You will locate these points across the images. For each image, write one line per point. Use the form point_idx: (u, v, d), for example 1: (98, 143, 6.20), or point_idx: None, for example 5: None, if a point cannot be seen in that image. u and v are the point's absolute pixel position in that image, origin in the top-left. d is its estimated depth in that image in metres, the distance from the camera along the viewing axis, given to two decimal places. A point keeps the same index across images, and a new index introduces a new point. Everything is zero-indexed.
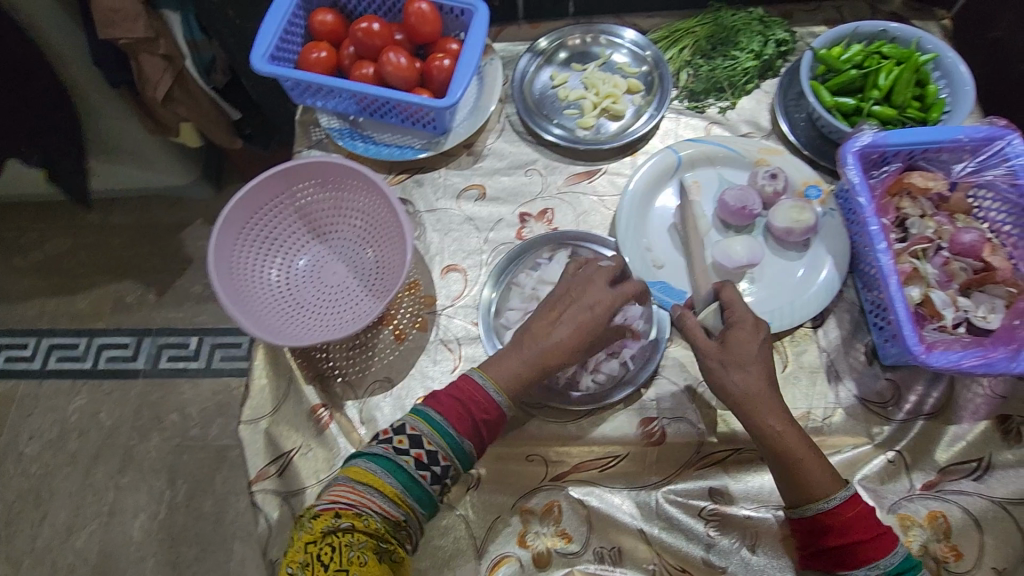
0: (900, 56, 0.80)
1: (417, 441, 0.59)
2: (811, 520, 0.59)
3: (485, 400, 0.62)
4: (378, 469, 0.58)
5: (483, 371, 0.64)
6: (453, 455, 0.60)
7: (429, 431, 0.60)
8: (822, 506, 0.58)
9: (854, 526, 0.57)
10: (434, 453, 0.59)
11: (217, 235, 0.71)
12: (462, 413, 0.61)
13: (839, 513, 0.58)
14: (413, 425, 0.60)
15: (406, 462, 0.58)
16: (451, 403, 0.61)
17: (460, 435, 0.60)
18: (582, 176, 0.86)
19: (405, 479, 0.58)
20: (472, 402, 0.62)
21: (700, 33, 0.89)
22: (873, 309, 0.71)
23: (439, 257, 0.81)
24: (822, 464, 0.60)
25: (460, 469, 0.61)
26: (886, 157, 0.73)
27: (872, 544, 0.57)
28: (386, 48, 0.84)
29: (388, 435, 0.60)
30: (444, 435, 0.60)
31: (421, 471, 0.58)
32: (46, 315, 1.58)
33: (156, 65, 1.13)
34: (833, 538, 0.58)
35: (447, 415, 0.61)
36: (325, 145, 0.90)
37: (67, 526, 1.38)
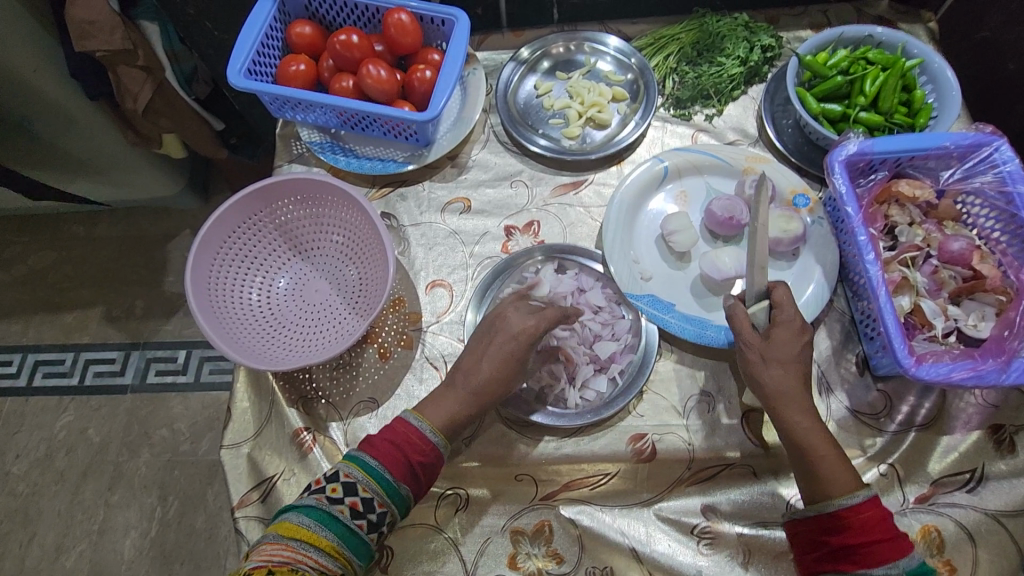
0: (885, 62, 0.79)
1: (352, 488, 0.56)
2: (828, 517, 0.55)
3: (421, 441, 0.60)
4: (309, 522, 0.54)
5: (418, 413, 0.62)
6: (390, 501, 0.57)
7: (363, 477, 0.57)
8: (843, 501, 0.55)
9: (874, 526, 0.54)
10: (369, 500, 0.56)
11: (194, 258, 0.70)
12: (398, 457, 0.59)
13: (858, 510, 0.54)
14: (347, 471, 0.57)
15: (341, 510, 0.55)
16: (386, 446, 0.59)
17: (397, 479, 0.58)
18: (568, 187, 0.84)
19: (339, 530, 0.54)
20: (408, 444, 0.59)
21: (686, 40, 0.88)
22: (864, 319, 0.70)
23: (424, 272, 0.80)
24: (844, 464, 0.58)
25: (396, 515, 0.58)
26: (873, 165, 0.72)
27: (891, 545, 0.53)
28: (366, 60, 0.83)
29: (320, 485, 0.57)
30: (381, 481, 0.57)
31: (358, 520, 0.55)
32: (31, 331, 1.55)
33: (135, 78, 1.11)
34: (846, 537, 0.54)
35: (382, 459, 0.58)
36: (307, 159, 0.89)
37: (56, 546, 1.36)
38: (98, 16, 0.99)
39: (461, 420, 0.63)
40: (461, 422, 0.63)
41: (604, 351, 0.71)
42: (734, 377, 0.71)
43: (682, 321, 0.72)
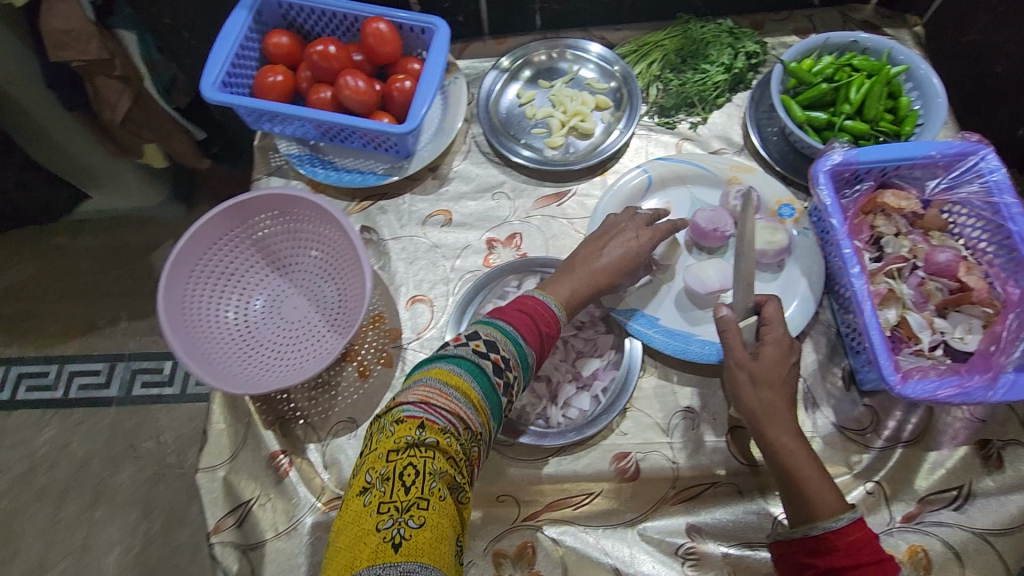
0: (871, 69, 0.78)
1: (494, 346, 0.54)
2: (810, 539, 0.54)
3: (548, 314, 0.60)
4: (462, 371, 0.51)
5: (544, 291, 0.62)
6: (523, 364, 0.55)
7: (503, 338, 0.55)
8: (829, 524, 0.53)
9: (859, 550, 0.51)
10: (509, 357, 0.54)
11: (166, 278, 0.68)
12: (531, 323, 0.58)
13: (842, 533, 0.52)
14: (487, 331, 0.55)
15: (488, 364, 0.52)
16: (521, 314, 0.58)
17: (528, 344, 0.56)
18: (551, 199, 0.83)
19: (486, 384, 0.52)
20: (539, 316, 0.59)
21: (670, 46, 0.87)
22: (850, 332, 0.69)
23: (404, 287, 0.78)
24: (831, 484, 0.56)
25: (520, 386, 0.56)
26: (858, 175, 0.71)
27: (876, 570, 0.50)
28: (343, 71, 0.81)
29: (461, 341, 0.54)
30: (517, 343, 0.55)
31: (498, 377, 0.53)
32: (13, 344, 1.53)
33: (113, 87, 1.09)
34: (831, 559, 0.52)
35: (517, 325, 0.57)
36: (285, 172, 0.87)
37: (39, 563, 1.34)
38: (72, 25, 0.97)
39: (580, 301, 0.64)
40: (579, 304, 0.65)
41: (587, 369, 0.70)
42: (719, 393, 0.70)
43: (666, 336, 0.70)
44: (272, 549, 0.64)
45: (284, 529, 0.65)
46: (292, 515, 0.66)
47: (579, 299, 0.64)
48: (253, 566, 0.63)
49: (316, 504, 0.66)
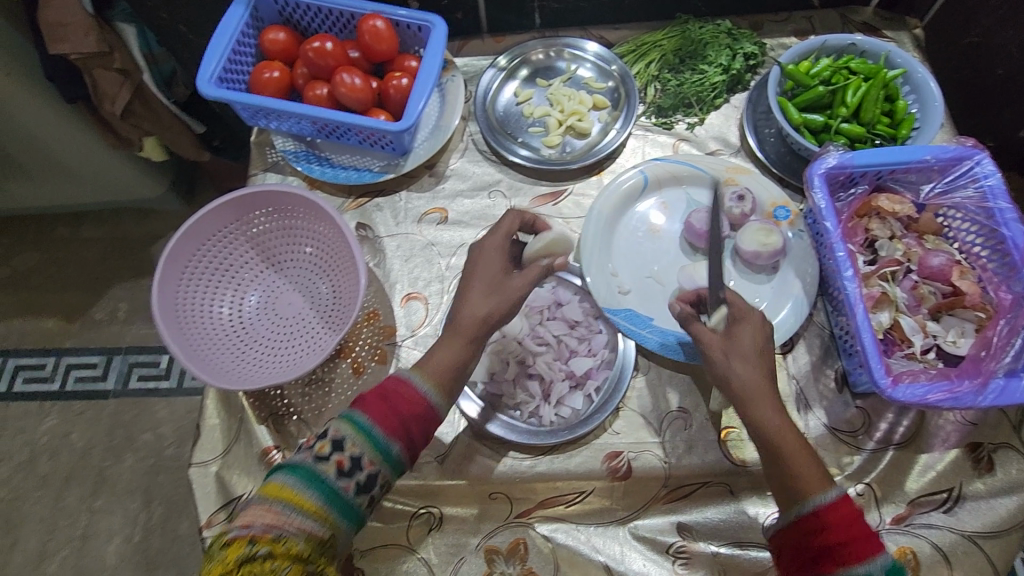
0: (868, 72, 0.77)
1: (339, 445, 0.51)
2: (802, 521, 0.51)
3: (412, 393, 0.55)
4: (296, 483, 0.49)
5: (415, 368, 0.57)
6: (380, 460, 0.52)
7: (352, 434, 0.52)
8: (820, 500, 0.51)
9: (846, 526, 0.50)
10: (357, 457, 0.51)
11: (159, 274, 0.68)
12: (390, 411, 0.53)
13: (831, 510, 0.51)
14: (337, 428, 0.52)
15: (328, 469, 0.50)
16: (379, 399, 0.54)
17: (389, 437, 0.52)
18: (547, 198, 0.83)
19: (326, 491, 0.49)
20: (398, 398, 0.54)
21: (668, 47, 0.87)
22: (843, 334, 0.69)
23: (400, 285, 0.79)
24: (813, 462, 0.54)
25: (388, 479, 0.53)
26: (853, 178, 0.71)
27: (863, 543, 0.50)
28: (340, 68, 0.81)
29: (309, 443, 0.52)
30: (370, 439, 0.52)
31: (344, 481, 0.50)
32: (12, 335, 1.53)
33: (111, 80, 1.09)
34: (822, 537, 0.51)
35: (372, 414, 0.53)
36: (281, 168, 0.87)
37: (38, 553, 1.34)
38: (71, 18, 0.97)
39: (457, 371, 0.58)
40: (460, 374, 0.59)
41: (581, 367, 0.69)
42: (712, 394, 0.70)
43: (660, 337, 0.70)
44: None
45: None
46: None
47: (454, 367, 0.58)
48: None
49: None
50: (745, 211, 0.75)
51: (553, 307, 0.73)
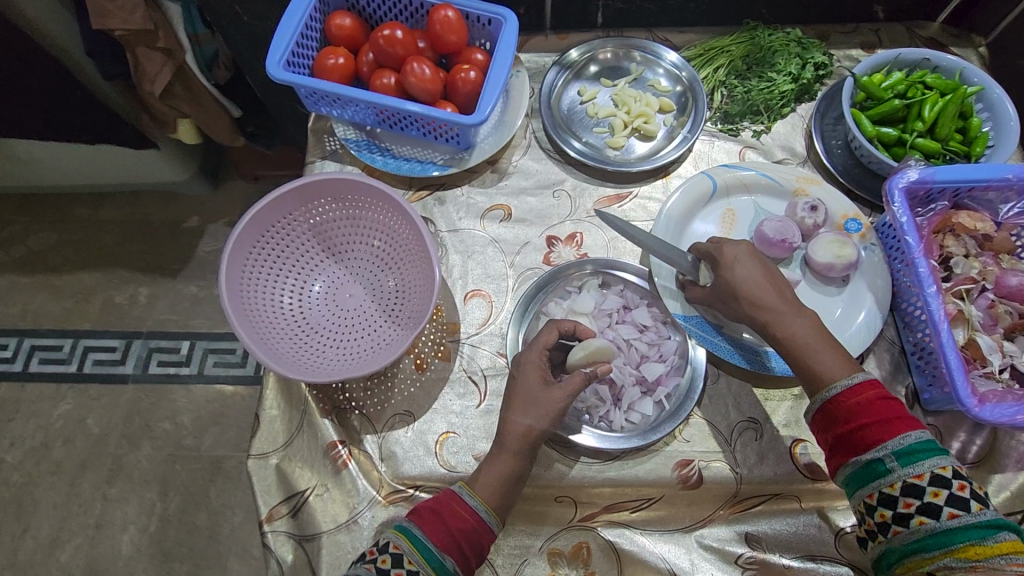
0: (943, 87, 0.77)
1: (399, 560, 0.53)
2: (822, 410, 0.58)
3: (464, 510, 0.57)
4: None
5: (464, 483, 0.59)
6: (436, 574, 0.54)
7: (411, 548, 0.54)
8: (827, 394, 0.57)
9: (862, 409, 0.55)
10: (413, 572, 0.53)
11: (226, 260, 0.66)
12: (440, 525, 0.56)
13: (848, 396, 0.56)
14: (395, 542, 0.55)
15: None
16: (434, 517, 0.56)
17: (441, 551, 0.55)
18: (611, 200, 0.82)
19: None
20: (450, 514, 0.57)
21: (736, 53, 0.86)
22: (917, 350, 0.69)
23: (462, 281, 0.77)
24: (841, 353, 0.59)
25: None
26: (932, 194, 0.70)
27: (880, 425, 0.55)
28: (409, 58, 0.80)
29: (371, 557, 0.54)
30: (427, 553, 0.54)
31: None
32: (29, 314, 1.50)
33: (154, 60, 1.06)
34: (839, 425, 0.57)
35: (427, 529, 0.55)
36: (340, 156, 0.85)
37: (52, 538, 1.31)
38: None
39: (509, 481, 0.60)
40: (512, 493, 0.60)
41: (652, 373, 0.69)
42: (783, 404, 0.69)
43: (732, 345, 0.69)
44: (327, 541, 0.63)
45: (343, 522, 0.64)
46: (351, 507, 0.65)
47: (506, 485, 0.59)
48: (307, 556, 0.62)
49: (377, 497, 0.65)
50: (817, 222, 0.74)
51: (623, 311, 0.72)
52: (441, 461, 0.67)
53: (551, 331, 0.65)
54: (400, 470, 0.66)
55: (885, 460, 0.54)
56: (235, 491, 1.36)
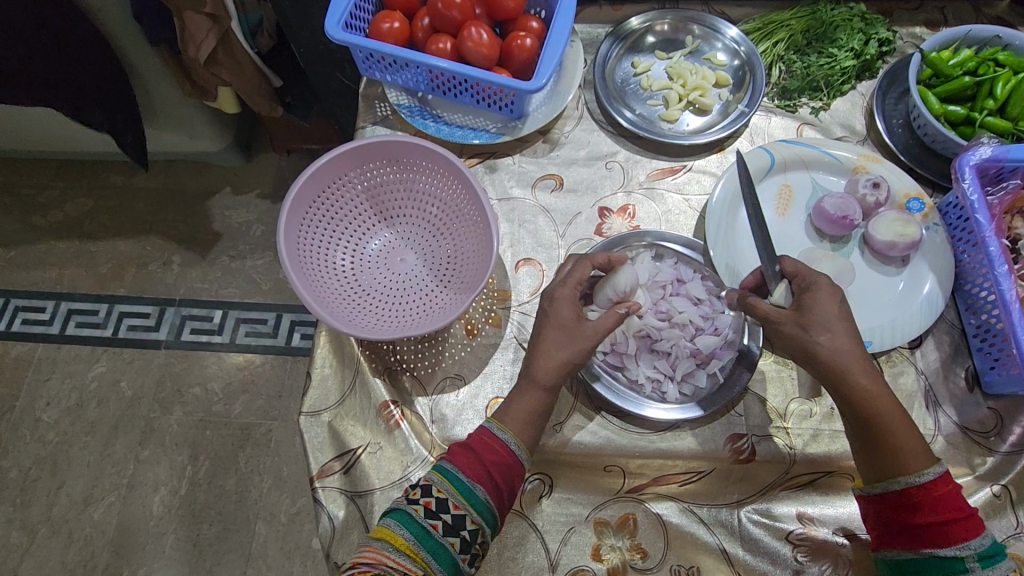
0: (1016, 65, 0.75)
1: (429, 490, 0.55)
2: (902, 494, 0.54)
3: (498, 446, 0.58)
4: (391, 522, 0.54)
5: (495, 418, 0.60)
6: (466, 503, 0.55)
7: (440, 479, 0.56)
8: (913, 479, 0.53)
9: (944, 503, 0.52)
10: (444, 500, 0.55)
11: (285, 213, 0.66)
12: (472, 457, 0.57)
13: (929, 488, 0.53)
14: (426, 475, 0.57)
15: (417, 510, 0.54)
16: (464, 451, 0.58)
17: (472, 481, 0.56)
18: (665, 172, 0.81)
19: (417, 530, 0.53)
20: (484, 450, 0.58)
21: (796, 27, 0.85)
22: (979, 332, 0.68)
23: (513, 250, 0.77)
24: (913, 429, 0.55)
25: (482, 524, 0.56)
26: (1003, 173, 0.68)
27: (962, 524, 0.52)
28: (466, 22, 0.79)
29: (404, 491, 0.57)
30: (456, 483, 0.55)
31: (432, 520, 0.54)
32: (66, 278, 1.49)
33: (200, 24, 1.01)
34: (921, 515, 0.53)
35: (457, 461, 0.57)
36: (391, 122, 0.85)
37: (84, 497, 1.31)
38: None
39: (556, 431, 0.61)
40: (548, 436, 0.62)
41: (707, 346, 0.68)
42: None
43: None
44: (379, 499, 0.63)
45: (396, 479, 0.64)
46: (404, 466, 0.65)
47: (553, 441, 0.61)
48: (359, 513, 0.63)
49: (428, 458, 0.66)
50: (879, 199, 0.72)
51: (677, 283, 0.71)
52: None
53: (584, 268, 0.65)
54: (451, 433, 0.67)
55: (966, 559, 0.51)
56: (264, 459, 1.35)
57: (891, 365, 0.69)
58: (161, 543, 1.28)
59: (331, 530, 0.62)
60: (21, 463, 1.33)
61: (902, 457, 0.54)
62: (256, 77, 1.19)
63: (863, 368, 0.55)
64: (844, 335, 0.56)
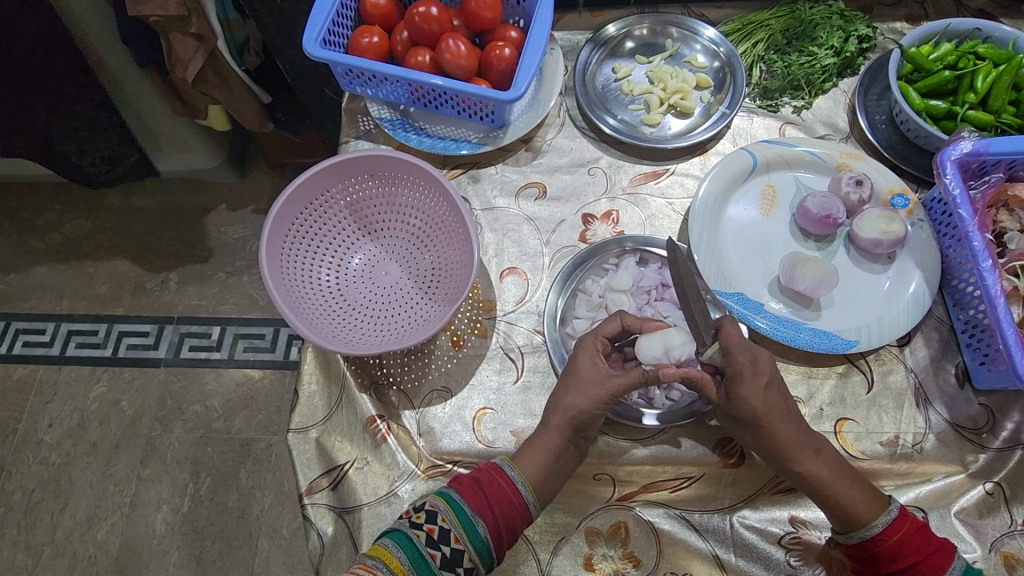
0: (997, 57, 0.75)
1: (433, 517, 0.56)
2: (865, 548, 0.57)
3: (509, 488, 0.58)
4: (389, 542, 0.54)
5: (511, 461, 0.61)
6: (467, 538, 0.55)
7: (446, 508, 0.56)
8: (866, 533, 0.57)
9: (905, 548, 0.55)
10: (446, 531, 0.55)
11: (268, 232, 0.67)
12: (480, 492, 0.58)
13: (882, 539, 0.56)
14: (432, 501, 0.57)
15: (418, 535, 0.54)
16: (474, 485, 0.58)
17: (476, 515, 0.56)
18: (648, 176, 0.81)
19: (414, 554, 0.53)
20: (493, 488, 0.58)
21: (776, 27, 0.85)
22: (968, 328, 0.67)
23: (497, 259, 0.77)
24: (865, 485, 0.59)
25: (475, 562, 0.56)
26: (986, 166, 0.68)
27: (926, 563, 0.55)
28: (445, 34, 0.79)
29: (408, 512, 0.57)
30: (461, 515, 0.56)
31: (431, 549, 0.54)
32: (65, 299, 1.50)
33: (187, 45, 1.01)
34: (887, 563, 0.56)
35: (465, 493, 0.57)
36: (374, 136, 0.85)
37: (87, 517, 1.31)
38: None
39: (544, 442, 0.61)
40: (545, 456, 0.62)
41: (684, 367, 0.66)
42: (825, 383, 0.68)
43: (773, 323, 0.69)
44: (369, 514, 0.63)
45: (383, 494, 0.64)
46: (390, 481, 0.65)
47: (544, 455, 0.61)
48: (349, 529, 0.63)
49: (416, 471, 0.66)
50: (862, 198, 0.72)
51: (662, 288, 0.71)
52: (479, 437, 0.67)
53: (613, 321, 0.64)
54: (439, 445, 0.67)
55: None
56: (265, 473, 1.36)
57: (880, 363, 0.68)
58: (164, 562, 1.28)
59: (320, 547, 0.62)
60: (25, 485, 1.34)
61: (851, 515, 0.57)
62: (245, 94, 1.19)
63: (801, 445, 0.59)
64: (785, 384, 0.60)
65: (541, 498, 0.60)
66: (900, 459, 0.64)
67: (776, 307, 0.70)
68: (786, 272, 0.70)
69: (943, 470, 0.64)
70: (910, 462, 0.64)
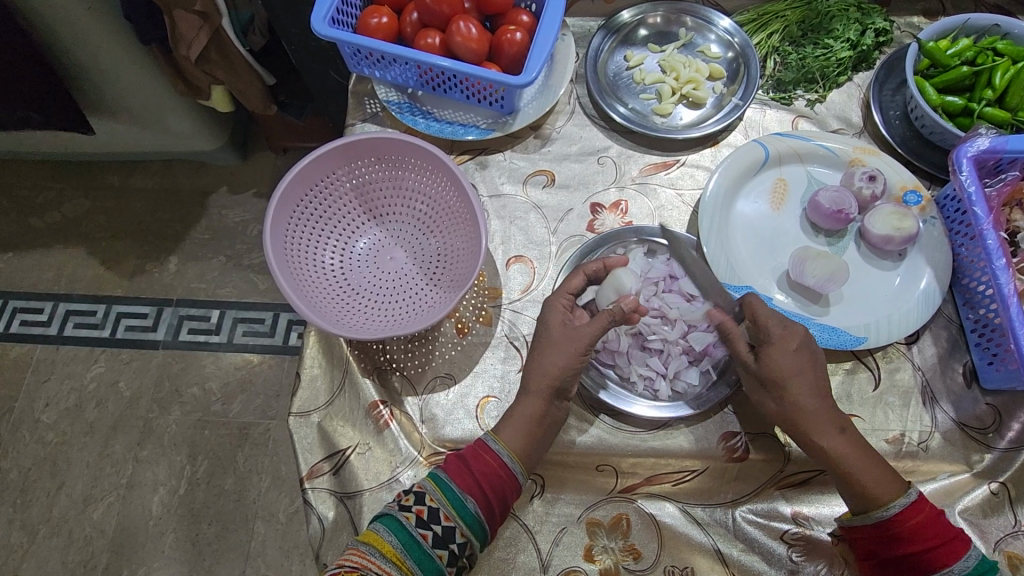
0: (1015, 54, 0.74)
1: (421, 498, 0.55)
2: (879, 528, 0.56)
3: (495, 463, 0.58)
4: (379, 527, 0.53)
5: (496, 435, 0.60)
6: (456, 515, 0.55)
7: (433, 488, 0.56)
8: (884, 514, 0.56)
9: (924, 531, 0.55)
10: (435, 510, 0.55)
11: (272, 210, 0.66)
12: (466, 471, 0.57)
13: (902, 519, 0.55)
14: (420, 483, 0.56)
15: (408, 518, 0.54)
16: (459, 463, 0.58)
17: (463, 492, 0.56)
18: (658, 167, 0.80)
19: (405, 538, 0.53)
20: (477, 463, 0.58)
21: (792, 18, 0.83)
22: (977, 327, 0.67)
23: (504, 247, 0.76)
24: (880, 465, 0.58)
25: (469, 542, 0.55)
26: (1002, 164, 0.67)
27: (942, 549, 0.54)
28: (455, 16, 0.78)
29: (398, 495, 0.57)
30: (448, 493, 0.55)
31: (422, 530, 0.54)
32: (63, 279, 1.49)
33: (191, 23, 0.99)
34: (902, 545, 0.55)
35: (451, 472, 0.57)
36: (381, 119, 0.84)
37: (83, 498, 1.31)
38: None
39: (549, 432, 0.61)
40: (545, 444, 0.61)
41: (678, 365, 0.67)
42: (832, 378, 0.68)
43: (782, 317, 0.68)
44: (369, 499, 0.63)
45: (385, 480, 0.64)
46: (392, 467, 0.65)
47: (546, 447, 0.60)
48: (350, 514, 0.62)
49: (418, 458, 0.65)
50: (875, 192, 0.71)
51: (670, 279, 0.70)
52: (482, 425, 0.67)
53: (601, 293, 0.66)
54: (441, 432, 0.66)
55: None
56: (262, 458, 1.35)
57: (887, 360, 0.68)
58: (161, 543, 1.28)
59: (320, 531, 0.62)
60: (22, 463, 1.33)
61: (869, 494, 0.57)
62: (248, 75, 1.17)
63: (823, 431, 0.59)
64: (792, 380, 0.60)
65: (528, 469, 0.61)
66: (905, 456, 0.64)
67: (781, 300, 0.70)
68: (795, 266, 0.70)
69: (948, 469, 0.64)
70: (914, 461, 0.64)
